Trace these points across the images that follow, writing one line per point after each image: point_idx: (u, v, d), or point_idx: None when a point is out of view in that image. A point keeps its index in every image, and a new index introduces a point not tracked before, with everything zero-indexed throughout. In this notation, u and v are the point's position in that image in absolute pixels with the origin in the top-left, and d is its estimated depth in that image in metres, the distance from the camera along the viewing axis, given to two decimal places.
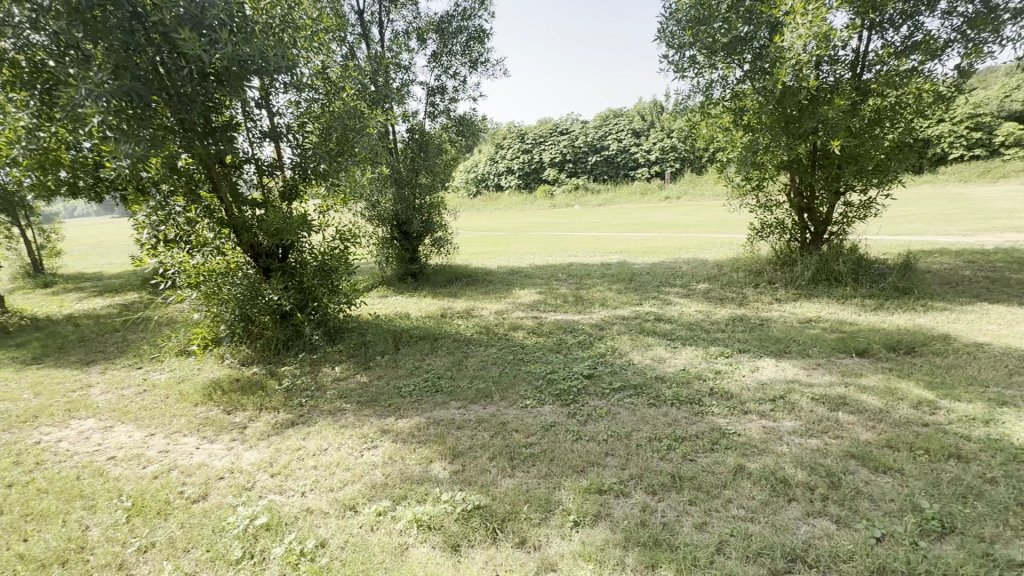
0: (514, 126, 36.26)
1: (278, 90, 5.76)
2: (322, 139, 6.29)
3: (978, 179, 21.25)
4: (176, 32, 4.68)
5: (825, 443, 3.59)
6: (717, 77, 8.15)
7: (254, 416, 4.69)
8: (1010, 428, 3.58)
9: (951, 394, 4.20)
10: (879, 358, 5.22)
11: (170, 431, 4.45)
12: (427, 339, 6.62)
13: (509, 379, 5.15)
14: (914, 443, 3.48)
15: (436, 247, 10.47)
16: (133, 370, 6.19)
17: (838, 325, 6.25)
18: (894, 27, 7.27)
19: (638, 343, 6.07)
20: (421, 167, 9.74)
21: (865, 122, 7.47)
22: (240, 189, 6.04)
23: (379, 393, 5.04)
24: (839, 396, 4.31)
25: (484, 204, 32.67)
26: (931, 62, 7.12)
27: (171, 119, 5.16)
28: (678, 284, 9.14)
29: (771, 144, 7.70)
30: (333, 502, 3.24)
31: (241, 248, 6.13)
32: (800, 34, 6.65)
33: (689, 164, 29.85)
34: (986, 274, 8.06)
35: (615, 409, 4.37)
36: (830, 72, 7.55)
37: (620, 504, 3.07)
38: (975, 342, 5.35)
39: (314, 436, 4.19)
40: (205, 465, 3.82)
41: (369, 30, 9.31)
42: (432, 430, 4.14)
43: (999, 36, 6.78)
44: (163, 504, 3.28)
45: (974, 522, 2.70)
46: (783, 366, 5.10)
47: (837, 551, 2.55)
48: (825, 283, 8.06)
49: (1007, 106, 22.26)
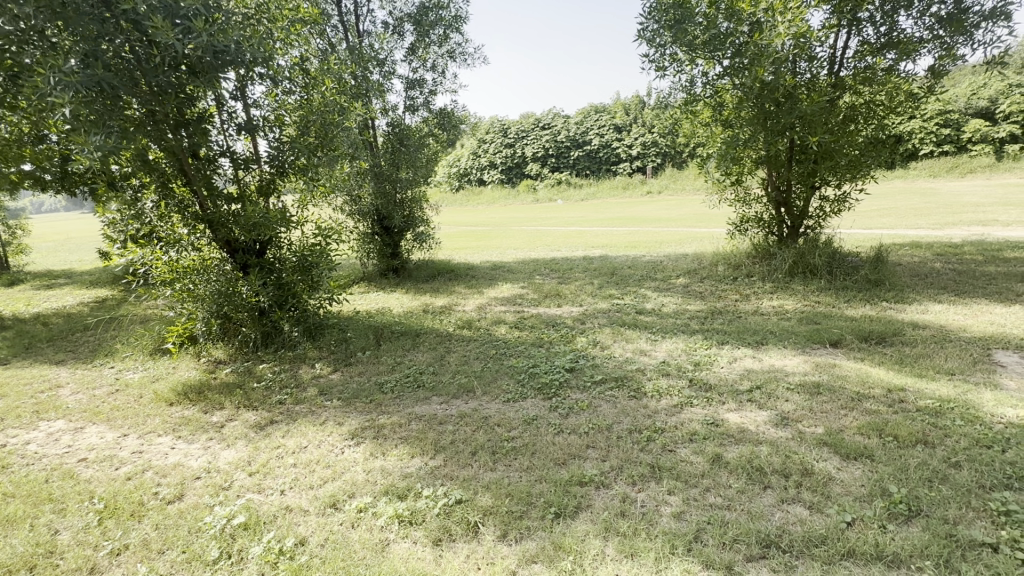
0: (497, 121, 36.15)
1: (254, 82, 5.61)
2: (299, 133, 6.11)
3: (947, 173, 21.83)
4: (148, 20, 4.52)
5: (800, 432, 3.68)
6: (698, 73, 8.20)
7: (232, 415, 4.61)
8: (975, 415, 3.72)
9: (918, 382, 4.35)
10: (851, 348, 5.36)
11: (144, 431, 4.35)
12: (409, 335, 6.59)
13: (491, 374, 5.15)
14: (884, 430, 3.59)
15: (418, 242, 10.39)
16: (105, 370, 6.01)
17: (813, 317, 6.41)
18: (873, 25, 7.38)
19: (619, 336, 6.13)
20: (402, 162, 9.61)
21: (840, 120, 7.64)
22: (216, 183, 5.87)
23: (360, 390, 4.99)
24: (813, 385, 4.42)
25: (467, 199, 32.53)
26: (906, 61, 7.29)
27: (140, 111, 4.95)
28: (659, 278, 9.25)
29: (750, 140, 7.79)
30: (314, 500, 3.22)
31: (217, 244, 5.97)
32: (782, 33, 6.72)
33: (669, 159, 30.18)
34: (954, 266, 8.33)
35: (596, 401, 4.41)
36: (807, 69, 7.59)
37: (601, 495, 3.10)
38: (941, 332, 5.55)
39: (294, 434, 4.13)
40: (180, 465, 3.74)
41: (347, 22, 9.10)
42: (413, 426, 4.12)
43: (970, 38, 6.99)
44: (137, 506, 3.21)
45: (939, 505, 2.81)
46: (759, 358, 5.21)
47: (809, 536, 2.63)
48: (802, 275, 8.22)
49: (974, 103, 22.98)
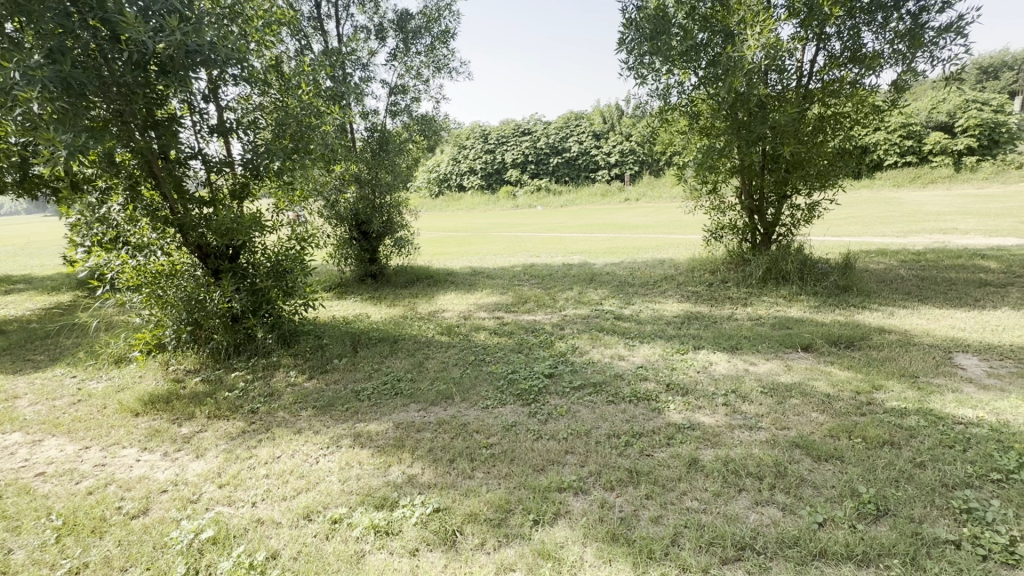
0: (477, 127, 36.28)
1: (227, 83, 5.49)
2: (274, 136, 6.00)
3: (910, 183, 22.72)
4: (117, 16, 4.39)
5: (773, 434, 3.74)
6: (674, 83, 8.37)
7: (202, 425, 4.47)
8: (937, 416, 3.86)
9: (884, 385, 4.49)
10: (822, 352, 5.50)
11: (108, 443, 4.18)
12: (386, 342, 6.51)
13: (470, 380, 5.12)
14: (853, 432, 3.69)
15: (397, 247, 10.31)
16: (65, 380, 5.75)
17: (785, 322, 6.58)
18: (839, 39, 7.66)
19: (598, 342, 6.17)
20: (381, 167, 9.52)
21: (810, 130, 7.87)
22: (187, 186, 5.71)
23: (336, 398, 4.89)
24: (786, 388, 4.53)
25: (447, 205, 32.48)
26: (871, 75, 7.57)
27: (106, 110, 4.76)
28: (638, 284, 9.35)
29: (725, 149, 7.98)
30: (287, 511, 3.13)
31: (187, 249, 5.81)
32: (753, 45, 6.91)
33: (647, 167, 30.73)
34: (917, 273, 8.64)
35: (575, 407, 4.42)
36: (778, 81, 7.77)
37: (579, 501, 3.10)
38: (907, 336, 5.75)
39: (267, 444, 4.03)
40: (146, 478, 3.61)
41: (326, 25, 9.03)
42: (390, 434, 4.06)
43: (928, 53, 7.31)
44: (98, 521, 3.08)
45: (905, 504, 2.89)
46: (734, 362, 5.31)
47: (782, 537, 2.67)
48: (774, 281, 8.42)
49: (934, 117, 24.02)
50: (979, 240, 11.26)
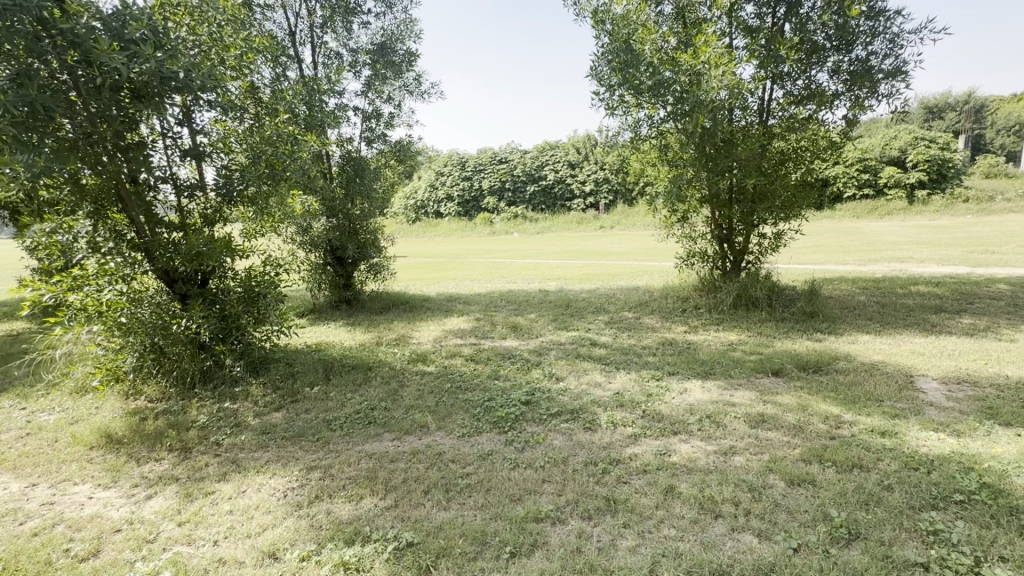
0: (454, 155, 36.80)
1: (201, 108, 5.43)
2: (249, 161, 5.95)
3: (868, 215, 23.89)
4: (90, 42, 4.35)
5: (747, 460, 3.79)
6: (643, 116, 8.65)
7: (162, 459, 4.24)
8: (902, 439, 3.98)
9: (852, 409, 4.61)
10: (792, 377, 5.65)
11: (57, 480, 3.93)
12: (360, 369, 6.40)
13: (446, 409, 5.04)
14: (823, 455, 3.76)
15: (372, 272, 10.25)
16: (14, 412, 5.41)
17: (756, 348, 6.74)
18: (793, 79, 8.07)
19: (574, 368, 6.18)
20: (357, 194, 9.51)
21: (773, 163, 8.27)
22: (156, 210, 5.57)
23: (306, 428, 4.73)
24: (759, 414, 4.59)
25: (424, 231, 32.56)
26: (824, 112, 8.04)
27: (73, 132, 4.63)
28: (613, 310, 9.48)
29: (694, 179, 8.31)
30: (251, 549, 2.99)
31: (154, 274, 5.65)
32: (716, 85, 7.40)
33: (620, 198, 31.59)
34: (878, 300, 9.02)
35: (552, 434, 4.39)
36: (741, 117, 8.18)
37: (556, 531, 3.05)
38: (871, 361, 5.96)
39: (232, 478, 3.85)
40: (98, 517, 3.39)
41: (301, 52, 9.16)
42: (363, 465, 3.95)
43: (875, 92, 7.83)
44: (42, 566, 2.87)
45: (876, 527, 2.94)
46: (708, 388, 5.39)
47: (759, 563, 2.67)
48: (745, 307, 8.66)
49: (888, 152, 25.43)
50: (934, 268, 11.83)
